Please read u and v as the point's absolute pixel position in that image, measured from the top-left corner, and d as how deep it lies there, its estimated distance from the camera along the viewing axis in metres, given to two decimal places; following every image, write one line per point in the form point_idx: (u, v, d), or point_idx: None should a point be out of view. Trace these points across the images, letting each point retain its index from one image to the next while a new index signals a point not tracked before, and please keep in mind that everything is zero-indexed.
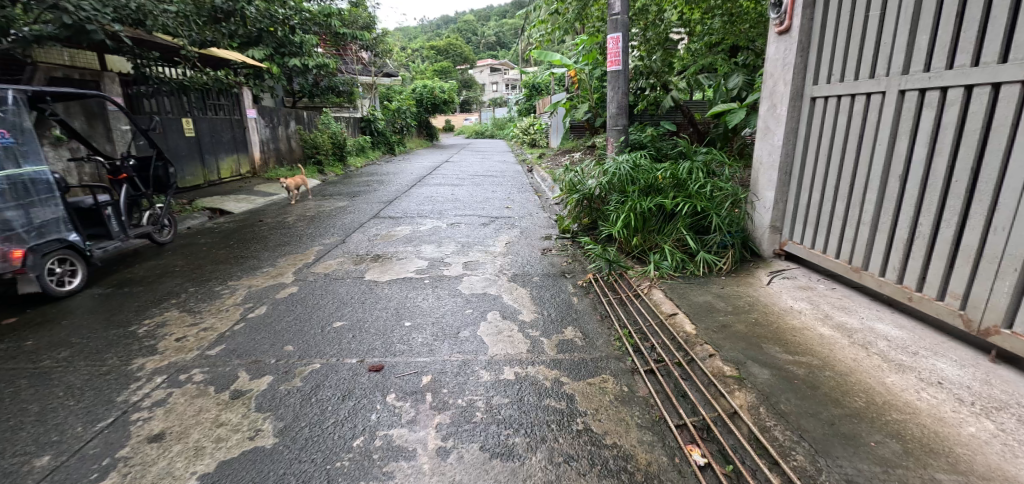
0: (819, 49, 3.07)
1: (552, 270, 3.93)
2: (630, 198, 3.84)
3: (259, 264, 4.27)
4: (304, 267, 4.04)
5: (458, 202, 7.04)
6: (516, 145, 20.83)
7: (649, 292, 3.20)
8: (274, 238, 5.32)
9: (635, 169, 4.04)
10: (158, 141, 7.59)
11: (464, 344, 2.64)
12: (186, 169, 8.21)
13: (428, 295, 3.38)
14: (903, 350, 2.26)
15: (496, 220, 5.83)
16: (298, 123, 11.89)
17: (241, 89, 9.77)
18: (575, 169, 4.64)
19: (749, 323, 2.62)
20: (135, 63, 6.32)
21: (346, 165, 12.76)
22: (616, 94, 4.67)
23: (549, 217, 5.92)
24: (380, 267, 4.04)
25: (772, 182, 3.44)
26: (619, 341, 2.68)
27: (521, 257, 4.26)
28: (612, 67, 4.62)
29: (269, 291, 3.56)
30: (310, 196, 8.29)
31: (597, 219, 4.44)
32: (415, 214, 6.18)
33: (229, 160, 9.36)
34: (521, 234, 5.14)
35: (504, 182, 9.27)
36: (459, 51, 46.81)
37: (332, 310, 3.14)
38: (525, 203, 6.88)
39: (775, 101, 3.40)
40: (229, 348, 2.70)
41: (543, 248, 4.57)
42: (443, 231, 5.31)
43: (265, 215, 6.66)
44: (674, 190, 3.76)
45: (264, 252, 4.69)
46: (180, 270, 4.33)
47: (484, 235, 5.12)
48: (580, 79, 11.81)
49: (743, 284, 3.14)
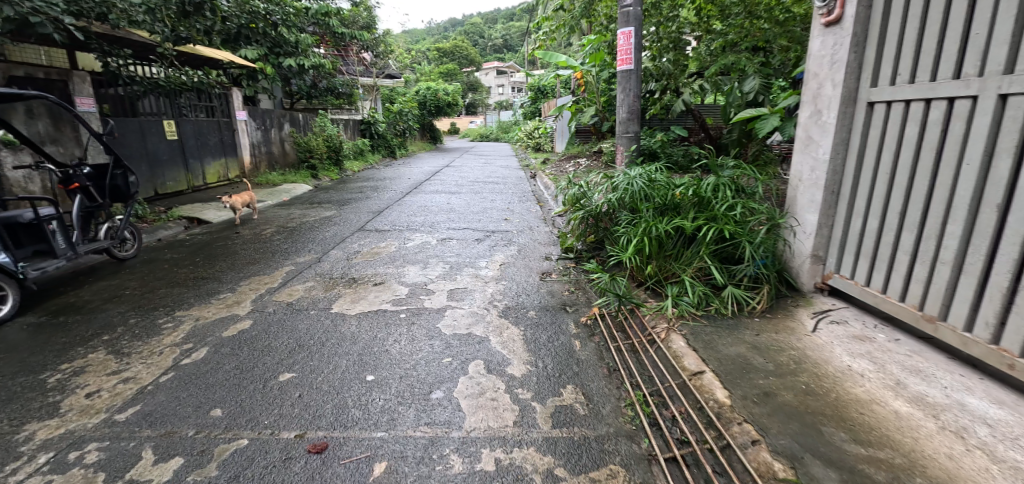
0: (881, 43, 2.53)
1: (551, 300, 3.37)
2: (644, 218, 3.29)
3: (217, 289, 3.74)
4: (264, 295, 3.51)
5: (452, 213, 6.50)
6: (520, 149, 20.33)
7: (667, 337, 2.64)
8: (246, 253, 4.82)
9: (649, 184, 3.49)
10: (136, 144, 7.13)
11: (434, 412, 2.09)
12: (168, 174, 7.76)
13: (402, 334, 2.84)
14: (1014, 442, 1.70)
15: (492, 235, 5.28)
16: (292, 125, 11.42)
17: (231, 89, 9.29)
18: (580, 182, 4.09)
19: (798, 392, 2.06)
20: (104, 60, 5.89)
21: (343, 170, 12.25)
22: (627, 97, 4.11)
23: (551, 232, 5.36)
24: (352, 294, 3.50)
25: (815, 203, 2.90)
26: (630, 408, 2.13)
27: (517, 283, 3.70)
28: (623, 67, 4.07)
29: (217, 326, 3.04)
30: (298, 203, 7.80)
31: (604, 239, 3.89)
32: (404, 227, 5.65)
33: (214, 165, 8.90)
34: (519, 253, 4.59)
35: (504, 190, 8.72)
36: (465, 53, 46.46)
37: (284, 355, 2.61)
38: (525, 214, 6.35)
39: (820, 107, 2.86)
40: (144, 412, 2.17)
41: (542, 271, 4.01)
42: (431, 248, 4.78)
43: (245, 225, 6.17)
44: (696, 209, 3.20)
45: (229, 272, 4.16)
46: (130, 294, 3.81)
47: (477, 253, 4.58)
48: (587, 81, 11.28)
49: (782, 331, 2.59)
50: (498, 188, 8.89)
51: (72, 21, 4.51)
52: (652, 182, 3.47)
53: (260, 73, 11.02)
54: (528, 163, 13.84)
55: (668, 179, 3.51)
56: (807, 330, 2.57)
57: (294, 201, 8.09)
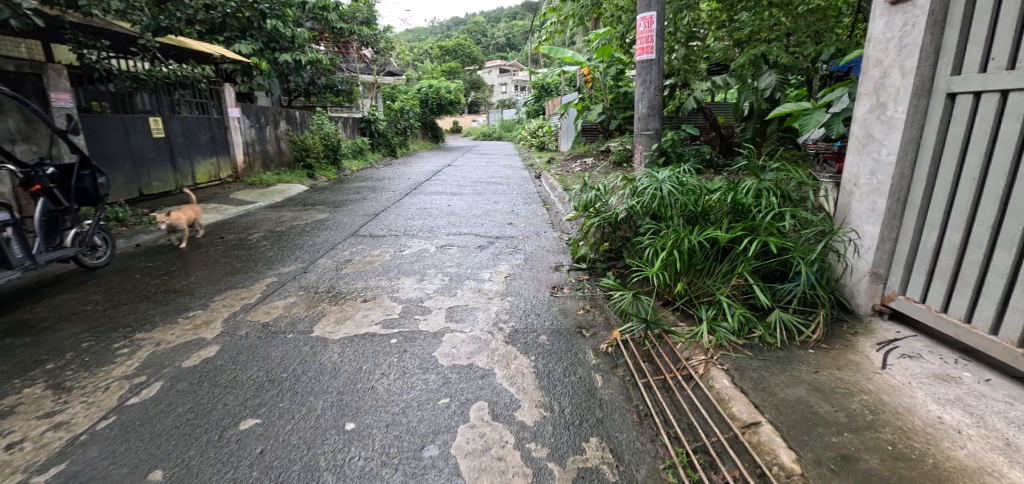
0: (965, 22, 2.12)
1: (564, 322, 2.95)
2: (673, 228, 2.86)
3: (188, 306, 3.32)
4: (238, 314, 3.09)
5: (453, 216, 6.07)
6: (523, 148, 19.92)
7: (706, 374, 2.21)
8: (227, 262, 4.40)
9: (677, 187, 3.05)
10: (118, 142, 6.72)
11: (426, 477, 1.67)
12: (154, 173, 7.36)
13: (391, 366, 2.41)
14: None
15: (496, 241, 4.84)
16: (288, 123, 11.02)
17: (223, 85, 8.87)
18: (594, 185, 3.66)
19: (886, 457, 1.63)
20: (79, 52, 5.52)
21: (341, 169, 11.83)
22: (647, 90, 3.69)
23: (560, 238, 4.93)
24: (339, 312, 3.07)
25: (876, 212, 2.48)
26: (670, 472, 1.71)
27: (525, 300, 3.27)
28: (642, 56, 3.63)
29: (179, 354, 2.63)
30: (291, 205, 7.39)
31: (623, 249, 3.46)
32: (402, 232, 5.22)
33: (205, 164, 8.51)
34: (526, 263, 4.16)
35: (509, 191, 8.30)
36: (467, 51, 46.04)
37: (250, 394, 2.20)
38: (531, 218, 5.94)
39: (883, 100, 2.42)
40: (69, 473, 1.77)
41: (553, 285, 3.57)
42: (429, 256, 4.36)
43: (230, 229, 5.76)
44: (732, 218, 2.77)
45: (205, 285, 3.75)
46: (91, 310, 3.39)
47: (479, 262, 4.16)
48: (595, 78, 10.84)
49: (846, 367, 2.16)
50: (501, 189, 8.47)
51: (33, 7, 4.11)
52: (680, 186, 3.03)
53: (254, 69, 10.61)
54: (533, 162, 13.41)
55: (699, 183, 3.08)
56: (876, 366, 2.14)
57: (287, 202, 7.68)
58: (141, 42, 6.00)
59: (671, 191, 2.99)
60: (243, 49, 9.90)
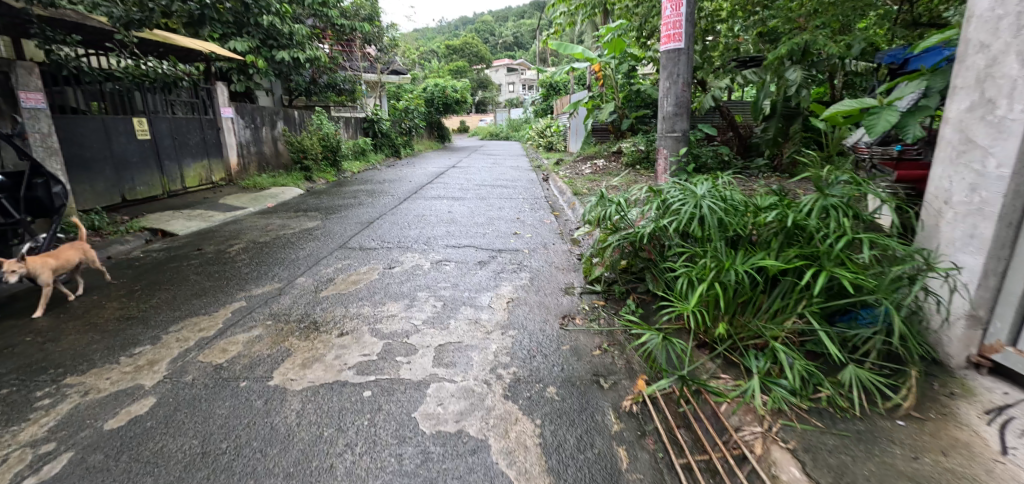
0: None
1: (577, 366, 2.43)
2: (712, 253, 2.33)
3: (137, 340, 2.85)
4: (189, 353, 2.61)
5: (453, 224, 5.57)
6: (531, 149, 19.42)
7: (766, 455, 1.69)
8: (197, 280, 3.93)
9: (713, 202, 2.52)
10: (97, 144, 6.30)
11: None
12: (139, 177, 6.94)
13: (359, 433, 1.91)
14: None
15: (499, 256, 4.33)
16: (286, 124, 10.61)
17: (215, 84, 8.44)
18: (613, 197, 3.14)
19: None
20: (46, 48, 5.10)
21: (342, 170, 11.38)
22: (673, 85, 3.16)
23: (571, 253, 4.41)
24: (308, 350, 2.58)
25: (979, 240, 1.93)
26: None
27: (529, 334, 2.77)
28: (669, 45, 3.11)
29: (105, 410, 2.15)
30: (282, 211, 6.93)
31: (647, 272, 2.95)
32: (395, 243, 4.74)
33: (196, 167, 8.09)
34: (532, 283, 3.65)
35: (515, 195, 7.78)
36: (475, 49, 45.59)
37: (173, 477, 1.71)
38: (538, 227, 5.42)
39: (991, 95, 1.88)
40: None
41: (563, 313, 3.06)
42: (423, 273, 3.86)
43: (211, 239, 5.30)
44: (786, 242, 2.24)
45: (164, 311, 3.28)
46: (26, 343, 2.92)
47: (478, 282, 3.65)
48: (607, 75, 10.30)
49: (954, 452, 1.63)
50: (507, 193, 7.97)
51: None
52: (718, 200, 2.50)
53: (251, 67, 10.20)
54: (540, 164, 12.92)
55: (740, 197, 2.55)
56: (994, 450, 1.61)
57: (279, 207, 7.23)
58: (117, 37, 5.57)
59: (708, 207, 2.46)
60: (239, 46, 9.52)
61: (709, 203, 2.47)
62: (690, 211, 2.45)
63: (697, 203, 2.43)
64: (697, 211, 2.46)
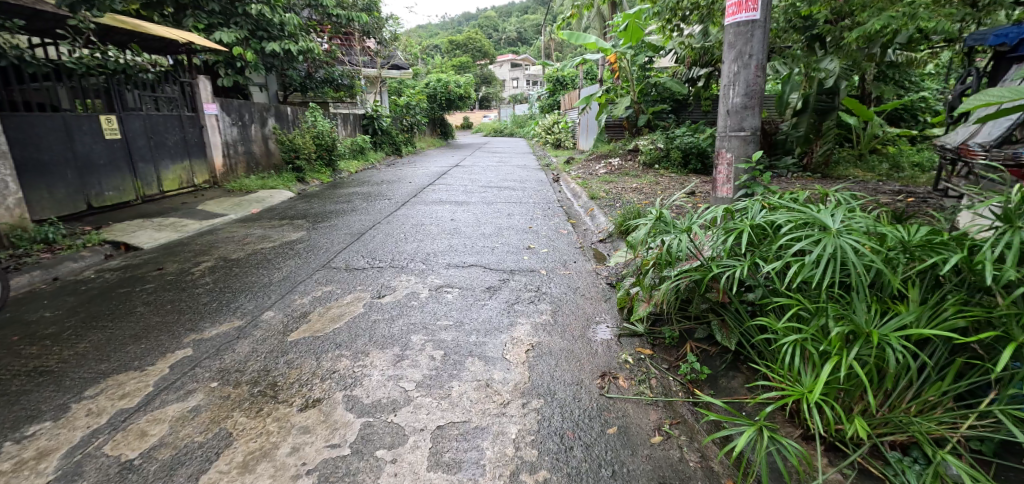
0: None
1: (631, 465, 1.71)
2: (837, 310, 1.58)
3: (37, 412, 2.15)
4: (97, 441, 1.91)
5: (456, 236, 4.84)
6: (537, 146, 18.63)
7: None
8: (143, 314, 3.21)
9: (828, 231, 1.76)
10: (58, 146, 5.60)
11: None
12: (108, 181, 6.25)
13: None
14: None
15: (510, 279, 3.59)
16: (279, 121, 9.89)
17: (197, 78, 7.73)
18: (670, 218, 2.39)
19: None
20: None
21: (338, 170, 10.67)
22: (744, 68, 2.41)
23: (597, 276, 3.67)
24: (255, 437, 1.87)
25: None
26: None
27: (559, 405, 2.05)
28: (740, 16, 2.36)
29: None
30: (266, 217, 6.20)
31: (717, 319, 2.21)
32: (388, 261, 4.00)
33: (175, 169, 7.40)
34: (555, 318, 2.92)
35: (524, 198, 7.02)
36: (478, 44, 44.74)
37: None
38: (554, 240, 4.69)
39: None
40: None
41: (600, 369, 2.34)
42: (419, 305, 3.12)
43: (176, 255, 4.58)
44: (960, 299, 1.51)
45: (89, 364, 2.57)
46: None
47: (488, 317, 2.92)
48: (622, 67, 9.54)
49: None
50: (515, 196, 7.23)
51: None
52: (837, 228, 1.74)
53: (239, 60, 9.49)
54: (548, 162, 12.20)
55: (863, 225, 1.79)
56: None
57: (263, 213, 6.51)
58: (72, 22, 4.88)
59: (825, 240, 1.70)
60: (225, 37, 8.80)
61: (826, 234, 1.71)
62: (799, 246, 1.69)
63: (809, 235, 1.68)
64: (809, 246, 1.71)
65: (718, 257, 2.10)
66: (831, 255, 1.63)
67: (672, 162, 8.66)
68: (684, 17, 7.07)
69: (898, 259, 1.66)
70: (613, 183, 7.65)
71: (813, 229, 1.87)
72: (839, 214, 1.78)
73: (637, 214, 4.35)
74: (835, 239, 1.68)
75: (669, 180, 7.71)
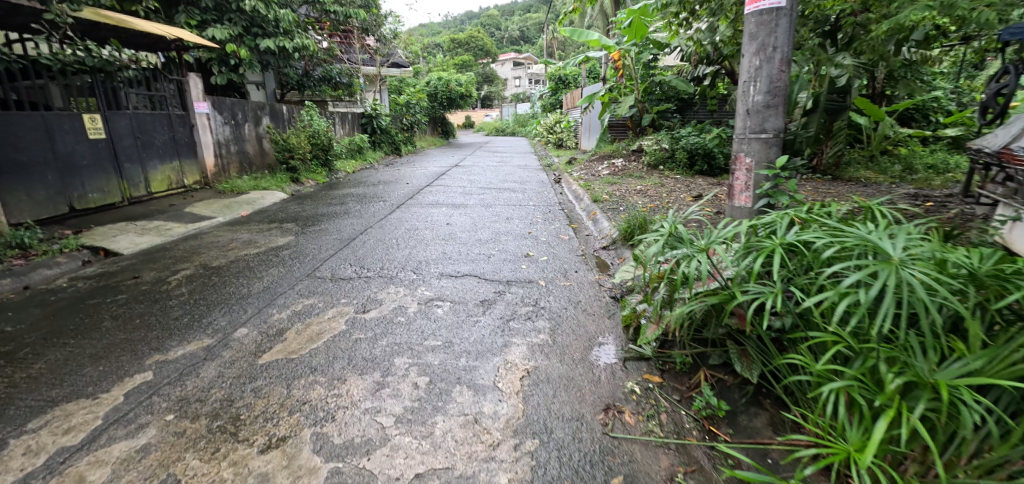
0: None
1: None
2: (893, 354, 1.35)
3: None
4: None
5: (451, 242, 4.58)
6: (539, 145, 18.36)
7: None
8: (108, 330, 2.96)
9: (885, 258, 1.50)
10: (37, 146, 5.37)
11: None
12: (91, 182, 6.02)
13: None
14: None
15: (507, 292, 3.33)
16: (273, 120, 9.65)
17: (187, 75, 7.49)
18: (686, 234, 2.13)
19: None
20: None
21: (334, 171, 10.44)
22: (766, 62, 2.16)
23: (600, 289, 3.41)
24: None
25: None
26: None
27: (556, 447, 1.79)
28: (765, 5, 2.11)
29: None
30: (254, 221, 5.95)
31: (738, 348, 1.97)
32: (376, 271, 3.74)
33: (164, 169, 7.17)
34: (553, 338, 2.65)
35: (524, 201, 6.76)
36: (480, 43, 44.46)
37: None
38: (554, 247, 4.42)
39: None
40: None
41: (603, 400, 2.08)
42: (406, 321, 2.87)
43: (156, 262, 4.34)
44: None
45: (39, 389, 2.33)
46: None
47: (479, 336, 2.67)
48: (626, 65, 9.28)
49: None
50: (515, 198, 6.97)
51: None
52: (899, 256, 1.48)
53: (233, 57, 9.25)
54: (550, 162, 11.95)
55: (926, 251, 1.53)
56: None
57: (252, 216, 6.27)
58: (48, 16, 4.65)
59: (883, 270, 1.45)
60: (217, 34, 8.57)
61: (886, 264, 1.46)
62: (851, 277, 1.44)
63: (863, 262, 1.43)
64: (863, 276, 1.45)
65: (740, 279, 1.85)
66: (893, 290, 1.38)
67: (677, 163, 8.40)
68: (691, 13, 6.79)
69: (973, 294, 1.40)
70: (616, 185, 7.39)
71: (863, 253, 1.61)
72: (900, 239, 1.52)
73: (642, 221, 4.09)
74: (894, 269, 1.43)
75: (674, 182, 7.45)
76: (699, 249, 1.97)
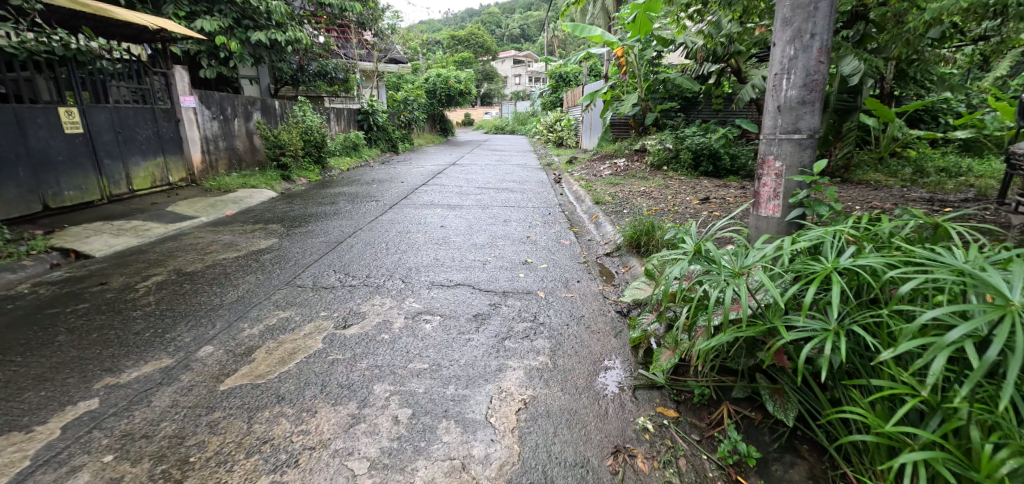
0: None
1: None
2: (988, 419, 1.15)
3: None
4: None
5: (444, 246, 4.29)
6: (540, 144, 18.06)
7: None
8: (59, 347, 2.66)
9: (995, 299, 1.22)
10: (7, 140, 5.05)
11: None
12: (67, 179, 5.71)
13: None
14: None
15: (503, 304, 3.04)
16: (265, 116, 9.35)
17: (172, 68, 7.19)
18: (713, 252, 1.84)
19: None
20: None
21: (328, 168, 10.14)
22: (802, 51, 1.89)
23: (605, 302, 3.12)
24: None
25: None
26: None
27: None
28: None
29: None
30: (238, 221, 5.65)
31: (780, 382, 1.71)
32: (362, 279, 3.45)
33: (147, 166, 6.87)
34: (554, 361, 2.37)
35: (523, 202, 6.47)
36: (480, 40, 44.08)
37: None
38: (554, 253, 4.14)
39: None
40: None
41: (612, 441, 1.80)
42: (390, 339, 2.58)
43: (128, 266, 4.05)
44: None
45: None
46: None
47: (471, 358, 2.38)
48: (629, 62, 9.01)
49: None
50: (513, 199, 6.68)
51: None
52: (1018, 299, 1.19)
53: (223, 50, 8.94)
54: (550, 162, 11.67)
55: None
56: None
57: (238, 215, 5.97)
58: None
59: (997, 317, 1.17)
60: (206, 25, 8.26)
61: (1001, 310, 1.17)
62: (954, 328, 1.17)
63: (962, 308, 1.18)
64: (968, 325, 1.18)
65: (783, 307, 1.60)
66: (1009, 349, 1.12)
67: (681, 164, 8.13)
68: (700, 7, 6.49)
69: None
70: (619, 186, 7.11)
71: (955, 287, 1.35)
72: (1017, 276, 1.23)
73: (649, 227, 3.81)
74: (1013, 318, 1.15)
75: (679, 183, 7.18)
76: (733, 276, 1.64)
